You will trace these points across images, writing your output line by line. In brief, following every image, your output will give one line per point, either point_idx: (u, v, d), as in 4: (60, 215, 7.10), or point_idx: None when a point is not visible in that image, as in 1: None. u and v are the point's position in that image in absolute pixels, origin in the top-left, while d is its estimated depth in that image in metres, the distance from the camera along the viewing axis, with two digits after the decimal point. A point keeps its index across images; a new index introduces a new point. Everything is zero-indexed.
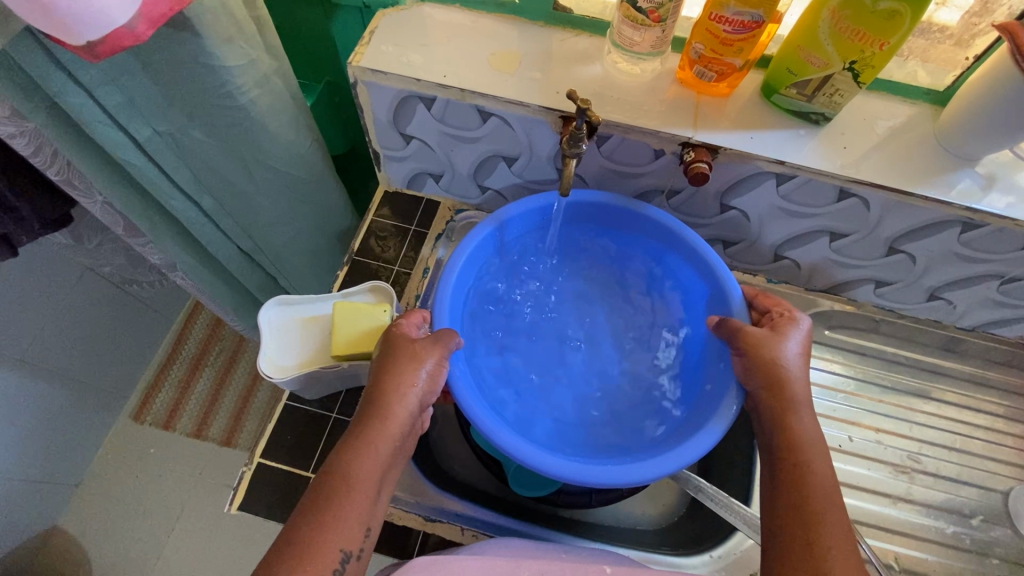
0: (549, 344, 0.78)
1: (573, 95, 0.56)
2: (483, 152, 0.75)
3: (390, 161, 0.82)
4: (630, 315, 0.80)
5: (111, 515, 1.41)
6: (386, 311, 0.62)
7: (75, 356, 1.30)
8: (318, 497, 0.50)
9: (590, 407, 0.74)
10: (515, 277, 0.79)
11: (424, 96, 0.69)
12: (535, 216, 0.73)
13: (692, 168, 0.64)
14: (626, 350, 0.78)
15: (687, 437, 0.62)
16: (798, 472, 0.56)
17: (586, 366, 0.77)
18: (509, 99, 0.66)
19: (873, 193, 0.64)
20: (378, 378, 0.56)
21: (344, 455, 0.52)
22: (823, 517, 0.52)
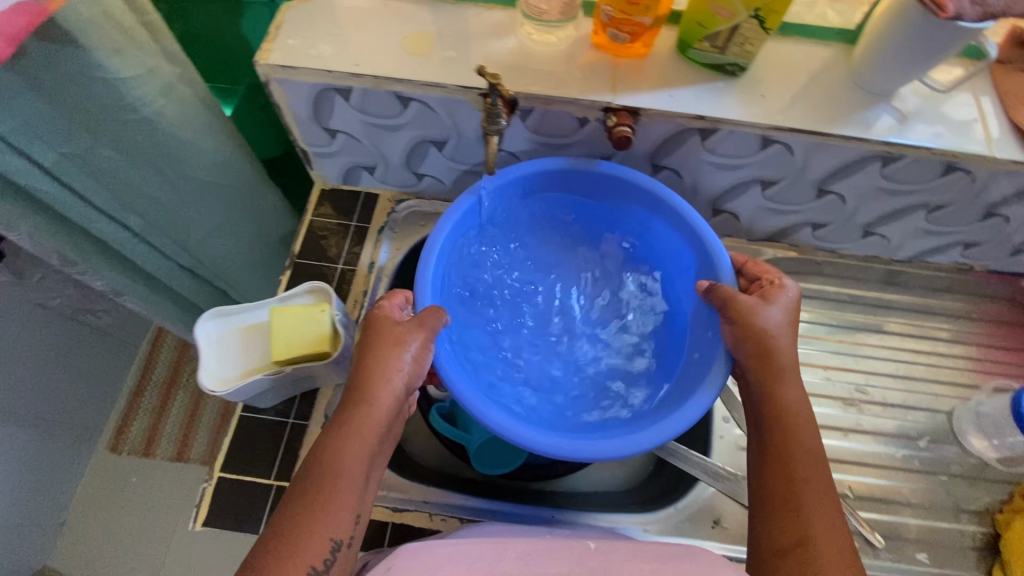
0: (538, 320, 0.78)
1: (482, 71, 0.56)
2: (410, 139, 0.74)
3: (319, 159, 0.80)
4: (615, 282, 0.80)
5: (98, 549, 1.38)
6: (326, 311, 0.62)
7: (38, 394, 1.27)
8: (305, 486, 0.50)
9: (581, 380, 0.75)
10: (499, 254, 0.78)
11: (339, 88, 0.67)
12: (510, 193, 0.72)
13: (615, 132, 0.64)
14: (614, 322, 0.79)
15: (673, 406, 0.63)
16: (787, 440, 0.56)
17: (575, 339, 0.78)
18: (425, 82, 0.65)
19: (794, 137, 0.65)
20: (363, 361, 0.56)
21: (330, 443, 0.52)
22: (811, 485, 0.54)
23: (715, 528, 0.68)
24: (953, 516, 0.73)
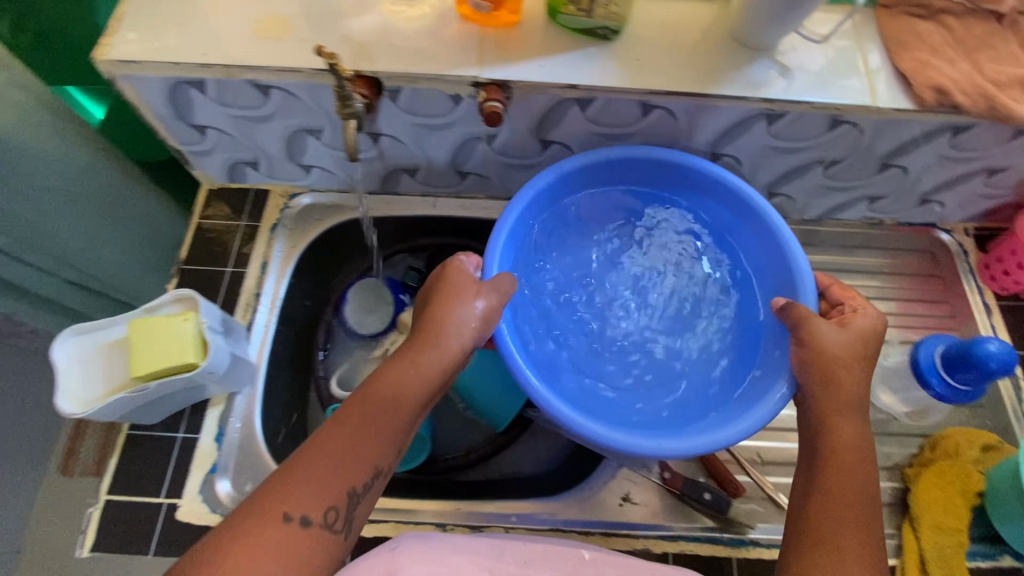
0: (600, 302, 0.71)
1: (319, 52, 0.53)
2: (284, 130, 0.70)
3: (197, 157, 0.76)
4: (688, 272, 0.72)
5: None
6: (189, 320, 0.59)
7: None
8: (354, 410, 0.50)
9: (647, 375, 0.68)
10: (587, 225, 0.73)
11: (192, 80, 0.63)
12: (589, 170, 0.69)
13: (485, 108, 0.61)
14: (688, 315, 0.71)
15: (744, 408, 0.61)
16: (841, 476, 0.52)
17: (641, 328, 0.70)
18: (279, 67, 0.61)
19: (673, 101, 0.62)
20: (431, 307, 0.58)
21: (393, 373, 0.53)
22: (861, 527, 0.49)
23: (622, 507, 0.67)
24: None
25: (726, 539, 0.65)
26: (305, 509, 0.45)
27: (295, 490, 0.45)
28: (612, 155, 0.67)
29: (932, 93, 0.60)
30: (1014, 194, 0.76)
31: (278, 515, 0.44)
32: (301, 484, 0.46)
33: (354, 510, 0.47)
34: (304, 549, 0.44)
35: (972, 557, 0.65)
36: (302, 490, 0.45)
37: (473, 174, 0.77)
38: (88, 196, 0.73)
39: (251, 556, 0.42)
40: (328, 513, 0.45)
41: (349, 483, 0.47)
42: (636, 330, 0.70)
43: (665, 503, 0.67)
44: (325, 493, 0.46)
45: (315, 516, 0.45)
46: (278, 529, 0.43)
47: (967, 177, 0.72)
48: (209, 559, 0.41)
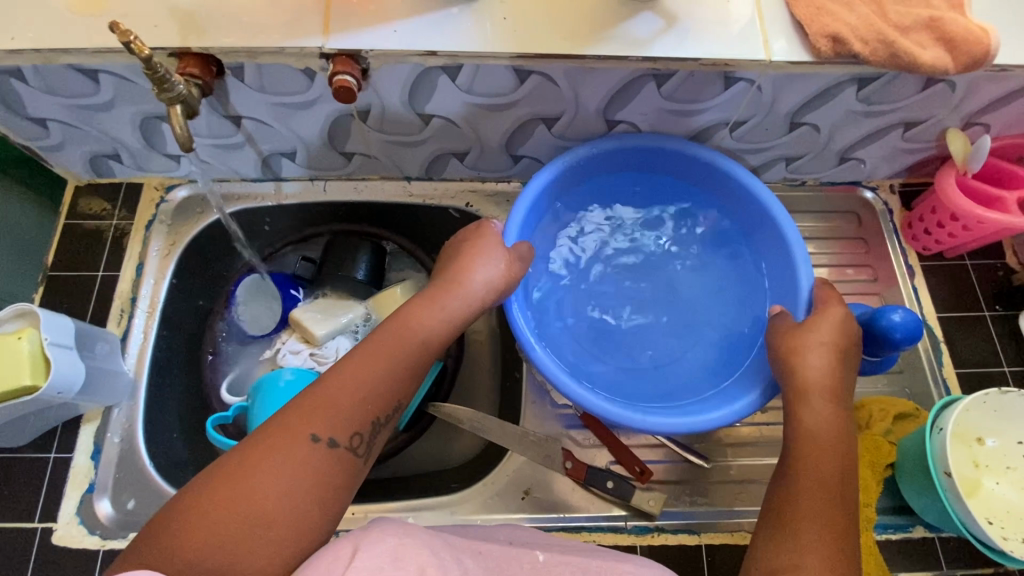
0: (606, 285, 0.69)
1: (114, 27, 0.45)
2: (134, 118, 0.63)
3: (51, 153, 0.69)
4: (694, 270, 0.70)
5: None
6: (26, 339, 0.54)
7: None
8: (380, 345, 0.51)
9: (640, 364, 0.65)
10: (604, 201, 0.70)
11: (6, 69, 0.56)
12: (620, 155, 0.67)
13: (335, 83, 0.55)
14: (693, 312, 0.68)
15: (732, 396, 0.59)
16: (822, 474, 0.49)
17: (639, 314, 0.68)
18: (97, 49, 0.54)
19: (549, 65, 0.56)
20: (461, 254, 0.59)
21: (422, 316, 0.54)
22: (834, 526, 0.46)
23: (524, 499, 0.64)
24: None
25: (630, 527, 0.63)
26: (332, 432, 0.45)
27: (323, 413, 0.45)
28: (633, 141, 0.65)
29: (827, 41, 0.54)
30: (936, 147, 0.71)
31: (306, 435, 0.44)
32: (330, 407, 0.46)
33: (376, 438, 0.48)
34: (329, 468, 0.44)
35: (882, 531, 0.63)
36: (332, 411, 0.46)
37: (357, 155, 0.71)
38: None
39: (281, 470, 0.42)
40: (353, 437, 0.46)
41: (375, 411, 0.47)
42: (638, 318, 0.68)
43: (571, 493, 0.65)
44: (351, 417, 0.46)
45: (342, 437, 0.45)
46: (305, 446, 0.44)
47: (883, 131, 0.67)
48: (236, 470, 0.42)
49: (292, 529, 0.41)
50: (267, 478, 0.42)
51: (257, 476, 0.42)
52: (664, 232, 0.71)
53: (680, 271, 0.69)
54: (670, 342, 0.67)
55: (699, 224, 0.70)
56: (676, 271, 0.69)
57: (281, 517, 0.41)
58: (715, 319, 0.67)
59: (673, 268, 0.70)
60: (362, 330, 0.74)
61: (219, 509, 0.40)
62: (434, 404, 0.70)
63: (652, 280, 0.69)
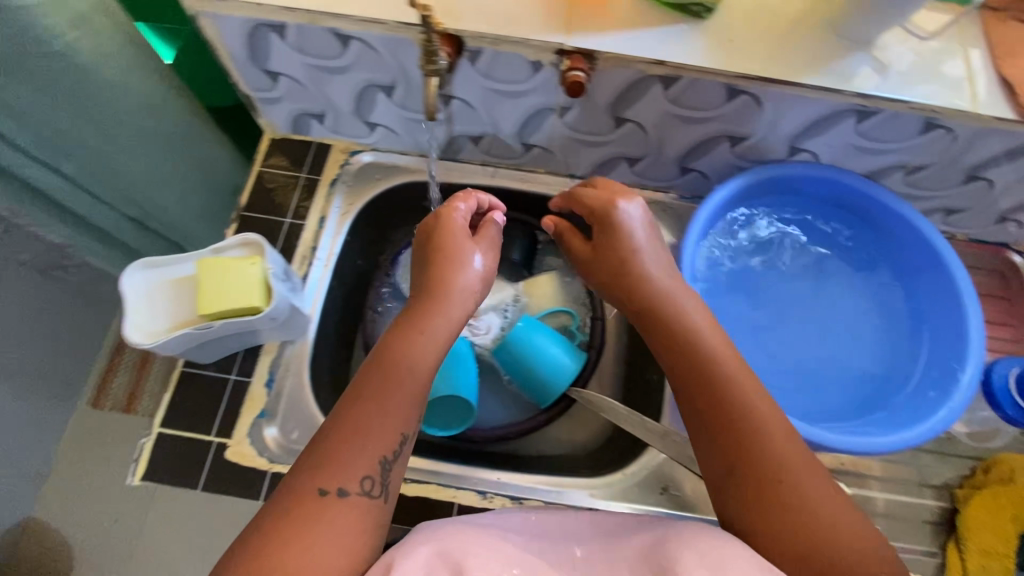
0: (770, 303, 0.71)
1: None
2: (357, 83, 0.69)
3: (265, 104, 0.75)
4: (855, 306, 0.71)
5: None
6: (257, 264, 0.59)
7: None
8: (369, 385, 0.50)
9: (801, 382, 0.68)
10: (772, 226, 0.74)
11: (273, 24, 0.61)
12: (796, 182, 0.70)
13: (567, 78, 0.60)
14: (852, 342, 0.70)
15: (895, 427, 0.62)
16: (712, 376, 0.52)
17: (802, 336, 0.70)
18: (362, 18, 0.59)
19: (762, 87, 0.60)
20: (431, 262, 0.61)
21: (406, 345, 0.53)
22: (745, 405, 0.50)
23: (662, 495, 0.67)
24: (919, 490, 0.69)
25: None
26: (340, 484, 0.45)
27: (341, 466, 0.46)
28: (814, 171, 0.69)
29: None
30: None
31: (313, 492, 0.45)
32: (331, 459, 0.46)
33: (387, 477, 0.48)
34: (348, 519, 0.45)
35: None
36: (330, 462, 0.46)
37: (537, 147, 0.76)
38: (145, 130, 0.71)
39: (298, 540, 0.42)
40: (364, 482, 0.46)
41: (381, 450, 0.48)
42: (800, 338, 0.70)
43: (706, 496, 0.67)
44: (354, 465, 0.46)
45: (351, 487, 0.46)
46: (317, 510, 0.44)
47: None
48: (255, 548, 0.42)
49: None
50: (285, 558, 0.41)
51: (271, 563, 0.41)
52: (829, 262, 0.73)
53: (843, 303, 0.72)
54: (828, 365, 0.69)
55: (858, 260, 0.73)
56: (838, 301, 0.71)
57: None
58: (873, 351, 0.69)
59: (833, 296, 0.72)
60: (511, 310, 0.79)
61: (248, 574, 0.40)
62: (578, 389, 0.72)
63: (813, 304, 0.71)
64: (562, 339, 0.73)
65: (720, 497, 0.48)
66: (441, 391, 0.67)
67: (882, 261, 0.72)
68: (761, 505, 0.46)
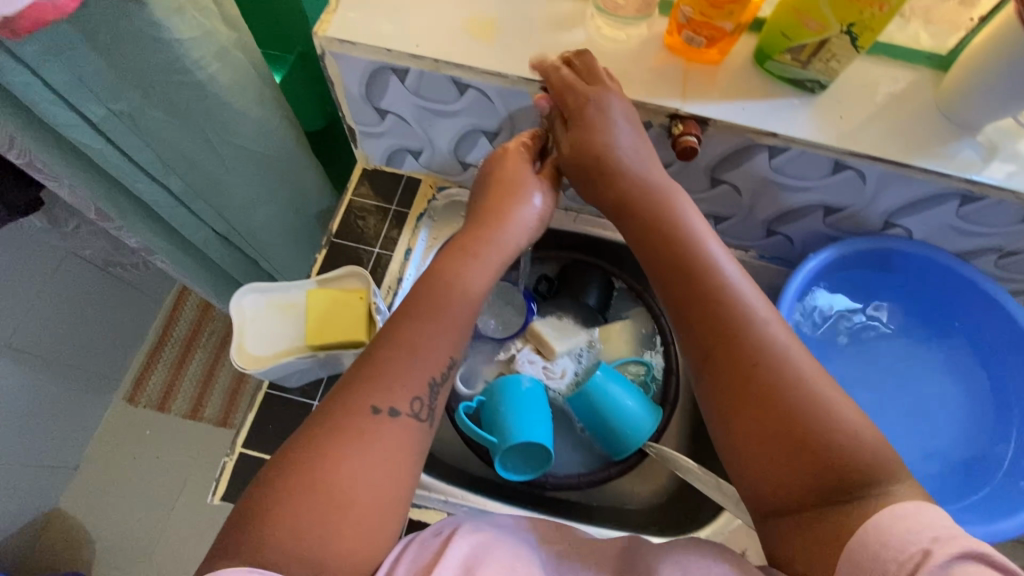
0: (863, 373, 0.72)
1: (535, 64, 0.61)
2: (463, 127, 0.71)
3: (366, 137, 0.77)
4: (942, 386, 0.71)
5: (112, 481, 1.56)
6: (363, 299, 0.62)
7: (84, 344, 1.48)
8: (431, 293, 0.57)
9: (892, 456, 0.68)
10: (862, 293, 0.74)
11: (396, 68, 0.64)
12: (888, 256, 0.71)
13: (680, 141, 0.60)
14: (938, 421, 0.70)
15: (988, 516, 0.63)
16: (712, 303, 0.54)
17: (889, 410, 0.70)
18: (486, 70, 0.62)
19: (869, 165, 0.61)
20: (491, 194, 0.64)
21: (460, 267, 0.60)
22: (746, 326, 0.52)
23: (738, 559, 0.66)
24: None
25: None
26: (388, 406, 0.51)
27: (390, 389, 0.51)
28: (912, 248, 0.70)
29: None
30: None
31: (366, 410, 0.50)
32: (383, 380, 0.52)
33: (434, 402, 0.54)
34: (398, 437, 0.50)
35: None
36: (385, 384, 0.51)
37: None
38: (253, 154, 0.73)
39: (353, 458, 0.47)
40: (414, 403, 0.52)
41: (430, 371, 0.54)
42: (886, 412, 0.70)
43: None
44: (403, 388, 0.52)
45: (400, 409, 0.51)
46: (367, 429, 0.49)
47: None
48: (308, 458, 0.47)
49: (379, 514, 0.47)
50: (337, 474, 0.46)
51: (324, 465, 0.46)
52: (917, 339, 0.73)
53: (937, 375, 0.72)
54: (913, 442, 0.69)
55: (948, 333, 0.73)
56: (925, 378, 0.72)
57: (361, 505, 0.46)
58: (959, 432, 0.69)
59: (919, 372, 0.72)
60: (585, 356, 0.78)
61: (298, 492, 0.45)
62: (652, 444, 0.73)
63: (899, 378, 0.72)
64: (639, 392, 0.73)
65: (721, 423, 0.52)
66: (520, 437, 0.67)
67: (975, 338, 0.73)
68: (761, 417, 0.49)
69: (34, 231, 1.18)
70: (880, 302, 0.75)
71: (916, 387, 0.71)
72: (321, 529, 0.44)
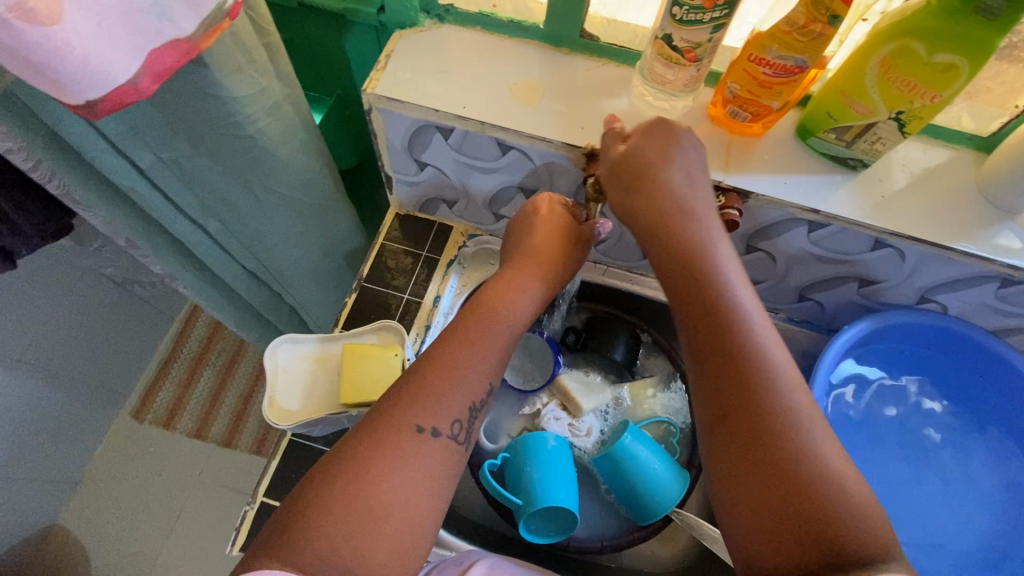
0: (896, 445, 0.71)
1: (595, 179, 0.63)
2: (501, 182, 0.72)
3: (402, 185, 0.78)
4: (976, 458, 0.70)
5: (111, 499, 1.53)
6: (398, 356, 0.63)
7: (96, 360, 1.47)
8: (470, 331, 0.57)
9: (937, 535, 0.66)
10: (888, 363, 0.74)
11: (441, 127, 0.65)
12: (914, 329, 0.71)
13: (721, 216, 0.61)
14: (977, 495, 0.68)
15: None
16: (725, 329, 0.51)
17: (917, 484, 0.69)
18: (530, 134, 0.62)
19: (909, 245, 0.62)
20: (538, 231, 0.65)
21: (508, 296, 0.61)
22: (756, 364, 0.49)
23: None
24: None
25: None
26: (432, 423, 0.52)
27: (430, 407, 0.52)
28: (939, 322, 0.69)
29: None
30: None
31: (410, 426, 0.51)
32: (427, 401, 0.53)
33: (471, 424, 0.55)
34: (436, 459, 0.51)
35: None
36: (427, 404, 0.52)
37: None
38: (290, 199, 0.73)
39: (394, 475, 0.49)
40: (453, 425, 0.53)
41: (471, 398, 0.55)
42: (914, 484, 0.69)
43: None
44: (446, 411, 0.53)
45: (442, 427, 0.52)
46: (412, 445, 0.50)
47: None
48: (351, 466, 0.48)
49: (414, 531, 0.48)
50: (379, 484, 0.48)
51: (369, 472, 0.48)
52: (948, 415, 0.73)
53: (971, 446, 0.71)
54: (954, 518, 0.67)
55: (975, 405, 0.73)
56: (955, 455, 0.70)
57: (397, 521, 0.48)
58: (991, 513, 0.67)
59: (949, 449, 0.71)
60: (611, 413, 0.78)
61: (343, 496, 0.47)
62: (677, 510, 0.71)
63: (929, 453, 0.71)
64: (667, 455, 0.72)
65: (726, 471, 0.48)
66: (547, 500, 0.65)
67: (1005, 409, 0.71)
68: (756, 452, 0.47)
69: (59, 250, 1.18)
70: (905, 372, 0.75)
71: (953, 460, 0.70)
72: (360, 531, 0.46)
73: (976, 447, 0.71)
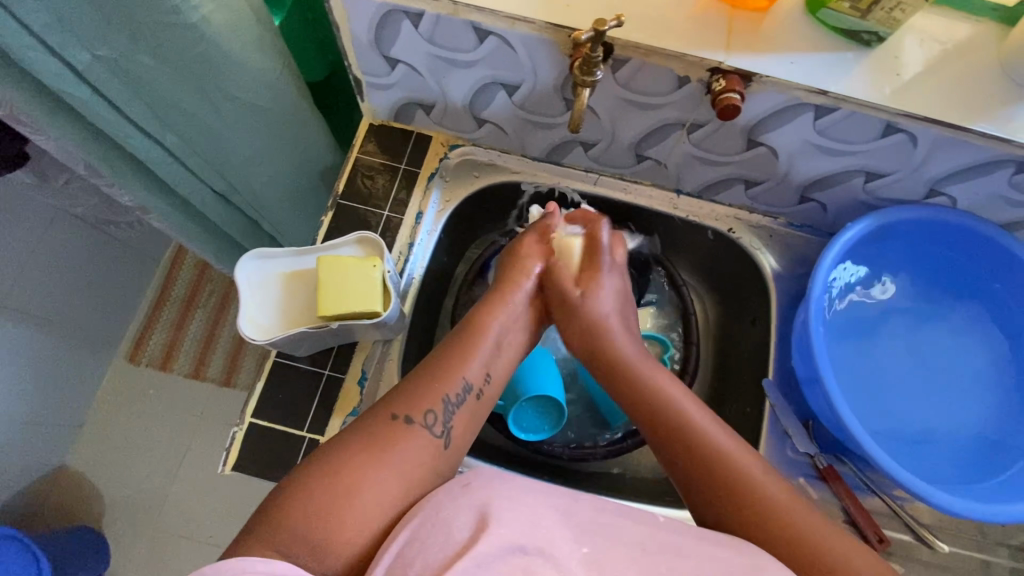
0: (881, 347, 0.70)
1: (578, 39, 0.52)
2: (480, 79, 0.66)
3: (373, 89, 0.72)
4: (962, 355, 0.69)
5: (116, 440, 1.55)
6: (377, 268, 0.59)
7: (83, 306, 1.43)
8: (451, 347, 0.60)
9: (917, 431, 0.67)
10: (881, 266, 0.72)
11: (410, 11, 0.58)
12: (908, 226, 0.68)
13: (721, 100, 0.56)
14: (961, 391, 0.68)
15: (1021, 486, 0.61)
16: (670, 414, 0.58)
17: (899, 384, 0.69)
18: (508, 14, 0.56)
19: (922, 128, 0.57)
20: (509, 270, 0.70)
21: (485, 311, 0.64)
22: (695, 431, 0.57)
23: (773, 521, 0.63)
24: (992, 549, 0.69)
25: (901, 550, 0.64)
26: (409, 411, 0.53)
27: (407, 399, 0.54)
28: (939, 216, 0.66)
29: None
30: None
31: (387, 415, 0.53)
32: (409, 394, 0.55)
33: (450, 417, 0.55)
34: (411, 445, 0.51)
35: None
36: (408, 398, 0.54)
37: (651, 160, 0.73)
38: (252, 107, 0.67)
39: (363, 468, 0.48)
40: (427, 414, 0.54)
41: None
42: (895, 386, 0.69)
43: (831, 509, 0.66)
44: (426, 397, 0.55)
45: (416, 415, 0.53)
46: (390, 434, 0.51)
47: None
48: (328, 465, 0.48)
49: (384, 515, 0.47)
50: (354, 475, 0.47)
51: (341, 462, 0.48)
52: (942, 321, 0.71)
53: (956, 344, 0.70)
54: (935, 413, 0.67)
55: (961, 302, 0.71)
56: (945, 360, 0.69)
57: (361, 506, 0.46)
58: (973, 407, 0.67)
59: (935, 349, 0.70)
60: None
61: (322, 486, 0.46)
62: None
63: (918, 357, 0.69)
64: None
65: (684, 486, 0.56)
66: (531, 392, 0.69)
67: (992, 306, 0.70)
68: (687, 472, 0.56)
69: (24, 186, 1.12)
70: (896, 274, 0.72)
71: (938, 359, 0.69)
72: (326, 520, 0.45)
73: (961, 346, 0.70)
